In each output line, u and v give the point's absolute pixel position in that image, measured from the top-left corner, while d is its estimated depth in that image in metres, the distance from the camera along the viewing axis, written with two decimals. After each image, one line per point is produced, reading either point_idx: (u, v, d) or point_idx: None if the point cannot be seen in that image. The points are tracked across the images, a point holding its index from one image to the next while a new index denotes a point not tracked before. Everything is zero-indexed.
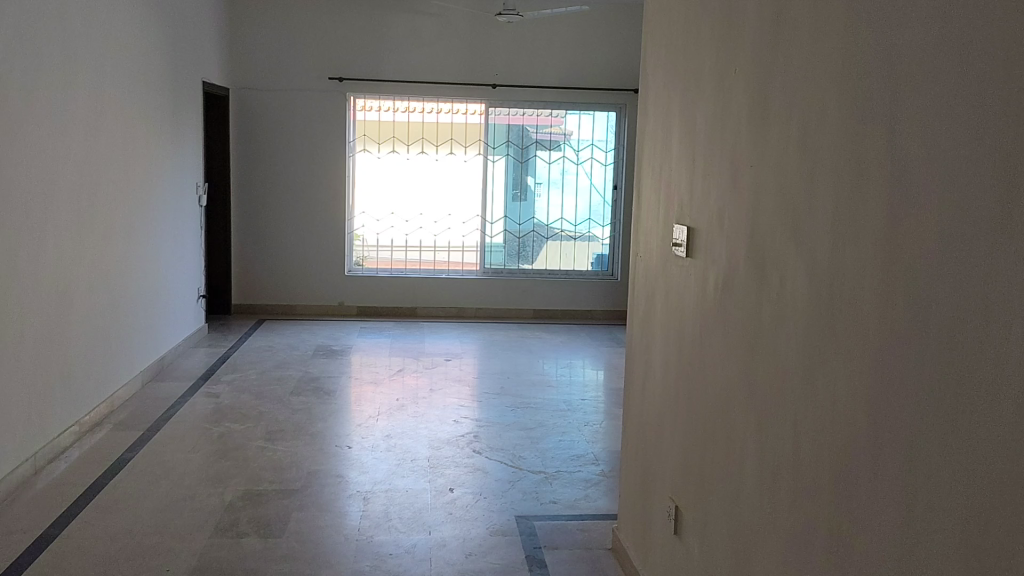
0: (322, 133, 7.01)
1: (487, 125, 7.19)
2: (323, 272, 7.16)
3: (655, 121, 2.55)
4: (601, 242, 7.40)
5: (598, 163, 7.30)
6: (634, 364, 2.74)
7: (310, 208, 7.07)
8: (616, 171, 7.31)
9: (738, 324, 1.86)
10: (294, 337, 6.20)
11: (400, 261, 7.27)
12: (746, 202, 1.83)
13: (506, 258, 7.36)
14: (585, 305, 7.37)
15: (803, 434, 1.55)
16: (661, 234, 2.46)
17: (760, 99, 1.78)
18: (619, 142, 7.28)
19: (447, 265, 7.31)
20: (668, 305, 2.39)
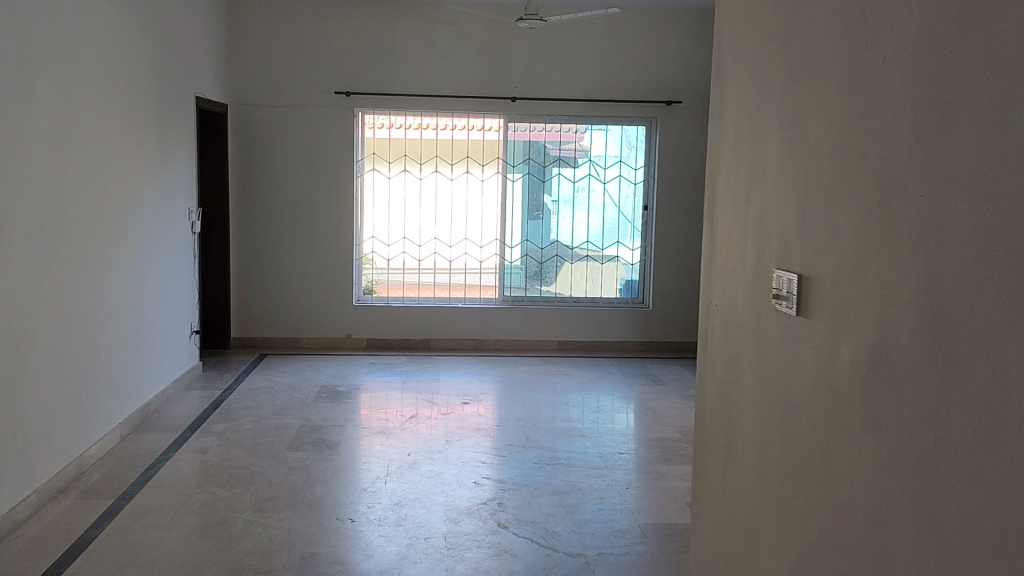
0: (327, 152, 6.47)
1: (506, 141, 6.64)
2: (329, 303, 6.59)
3: (737, 134, 1.99)
4: (630, 268, 6.80)
5: (625, 182, 6.72)
6: (709, 443, 2.16)
7: (314, 232, 6.52)
8: (645, 190, 6.73)
9: (815, 371, 1.58)
10: (296, 376, 5.63)
11: (413, 289, 6.71)
12: (816, 226, 1.58)
13: (527, 285, 6.77)
14: (613, 336, 6.74)
15: (811, 447, 1.59)
16: (751, 278, 1.89)
17: (818, 113, 1.59)
18: (649, 159, 6.70)
19: (463, 293, 6.73)
20: (763, 376, 1.81)
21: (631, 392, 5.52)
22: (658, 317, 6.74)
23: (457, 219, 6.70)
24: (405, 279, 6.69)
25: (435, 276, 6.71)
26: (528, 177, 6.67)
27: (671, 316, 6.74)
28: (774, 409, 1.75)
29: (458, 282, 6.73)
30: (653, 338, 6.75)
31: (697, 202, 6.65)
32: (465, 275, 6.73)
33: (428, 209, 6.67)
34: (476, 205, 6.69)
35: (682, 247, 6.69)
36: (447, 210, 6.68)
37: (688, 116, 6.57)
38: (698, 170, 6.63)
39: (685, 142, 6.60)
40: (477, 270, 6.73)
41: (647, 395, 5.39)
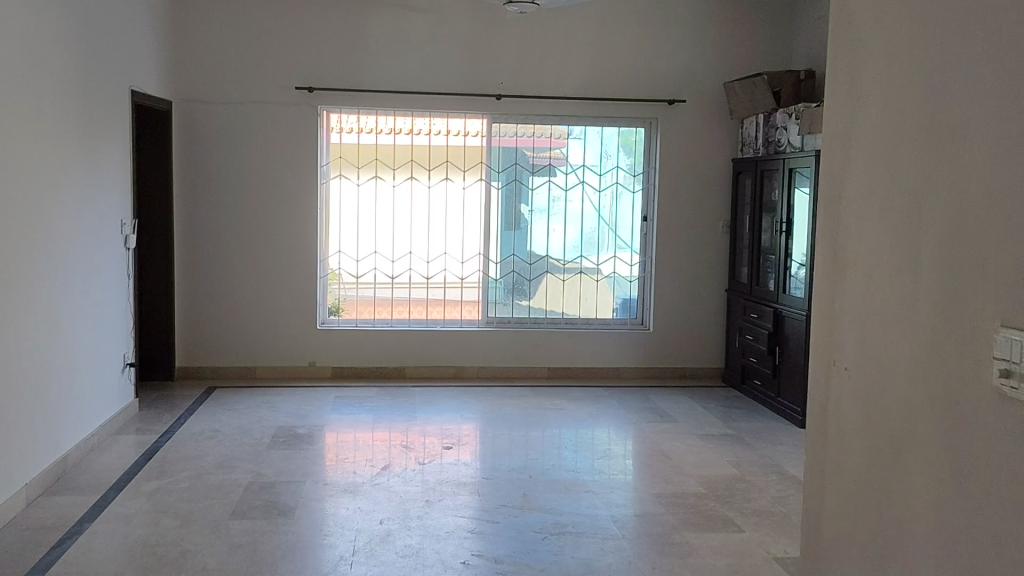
0: (287, 157, 5.72)
1: (490, 145, 5.92)
2: (289, 327, 5.82)
3: (901, 127, 1.58)
4: (628, 285, 6.10)
5: (623, 189, 6.03)
6: (852, 526, 1.73)
7: (273, 247, 5.76)
8: (645, 199, 6.05)
9: (946, 388, 1.43)
10: (247, 415, 4.84)
11: (386, 310, 5.95)
12: (951, 231, 1.42)
13: (514, 306, 6.04)
14: (609, 362, 6.02)
15: (933, 465, 1.46)
16: (937, 317, 1.46)
17: (970, 104, 1.38)
18: (649, 164, 6.01)
19: (442, 315, 5.99)
20: (943, 436, 1.44)
21: (637, 431, 4.78)
22: (660, 341, 6.02)
23: (436, 232, 5.96)
24: (377, 299, 5.94)
25: (411, 296, 5.96)
26: (516, 184, 5.96)
27: (674, 340, 6.03)
28: (885, 419, 1.61)
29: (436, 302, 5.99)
30: (654, 364, 6.03)
31: (702, 212, 5.96)
32: (445, 293, 5.98)
33: (402, 221, 5.93)
34: (457, 216, 5.96)
35: (686, 262, 5.99)
36: (425, 222, 5.95)
37: (691, 116, 5.89)
38: (703, 176, 5.94)
39: (689, 145, 5.91)
40: (457, 289, 6.00)
41: (655, 435, 4.65)
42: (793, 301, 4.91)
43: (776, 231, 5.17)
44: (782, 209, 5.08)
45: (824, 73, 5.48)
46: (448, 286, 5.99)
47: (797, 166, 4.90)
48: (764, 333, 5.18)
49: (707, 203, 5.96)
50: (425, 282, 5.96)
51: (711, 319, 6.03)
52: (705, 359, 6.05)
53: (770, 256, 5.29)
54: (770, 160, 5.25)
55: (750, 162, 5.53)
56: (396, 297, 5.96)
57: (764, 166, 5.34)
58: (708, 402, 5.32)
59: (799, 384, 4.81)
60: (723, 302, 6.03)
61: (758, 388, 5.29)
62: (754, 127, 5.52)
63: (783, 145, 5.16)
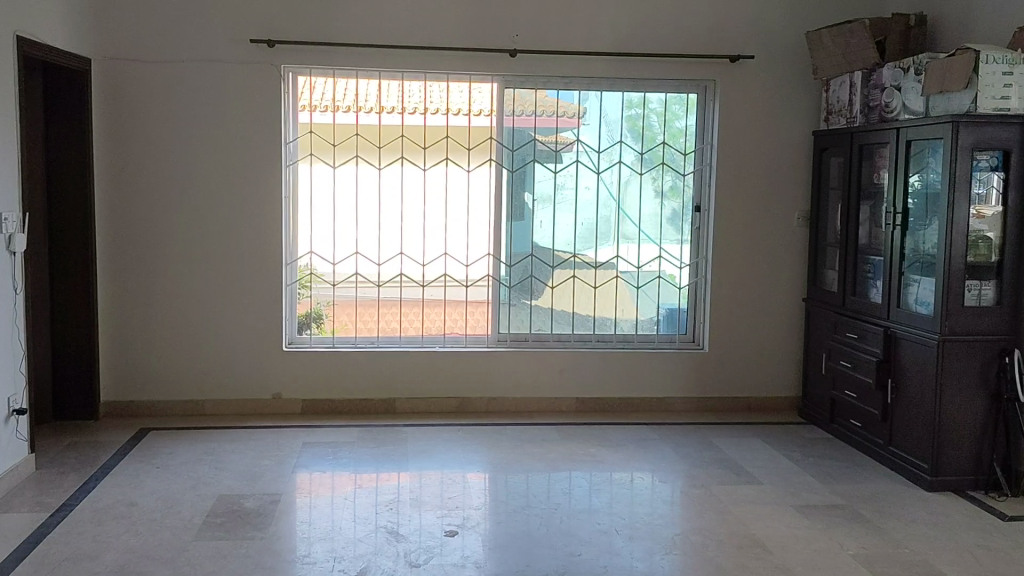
0: (242, 130, 4.45)
1: (503, 117, 4.65)
2: (246, 348, 4.55)
3: None
4: (676, 292, 4.83)
5: (663, 171, 4.74)
6: None
7: (225, 246, 4.49)
8: (686, 179, 4.76)
9: None
10: (178, 477, 3.57)
11: (371, 326, 4.70)
12: None
13: (532, 316, 4.78)
14: (654, 391, 4.75)
15: None
16: None
17: None
18: (702, 138, 4.75)
19: (442, 332, 4.74)
20: None
21: (707, 493, 3.52)
22: (719, 364, 4.76)
23: (435, 228, 4.69)
24: (361, 312, 4.68)
25: (403, 302, 4.70)
26: (536, 166, 4.70)
27: (735, 362, 4.77)
28: None
29: (435, 315, 4.73)
30: (710, 392, 4.77)
31: (772, 201, 4.70)
32: (445, 304, 4.72)
33: (391, 213, 4.66)
34: (459, 206, 4.69)
35: (751, 264, 4.73)
36: (421, 215, 4.68)
37: (759, 78, 4.63)
38: (773, 155, 4.68)
39: (757, 114, 4.65)
40: (461, 298, 4.73)
41: (735, 504, 3.39)
42: (916, 319, 3.67)
43: (885, 225, 3.94)
44: (897, 196, 3.83)
45: (940, 19, 4.21)
46: (450, 294, 4.72)
47: (921, 137, 3.67)
48: (870, 359, 3.96)
49: (780, 188, 4.70)
50: (421, 290, 4.70)
51: (781, 336, 4.78)
52: (774, 385, 4.80)
53: (876, 258, 4.05)
54: (875, 132, 4.01)
55: (844, 136, 4.29)
56: (384, 310, 4.70)
57: (865, 140, 4.10)
58: (791, 449, 4.06)
59: (926, 431, 3.62)
60: (797, 314, 4.78)
61: (862, 430, 4.07)
62: (847, 90, 4.26)
63: (895, 112, 3.92)
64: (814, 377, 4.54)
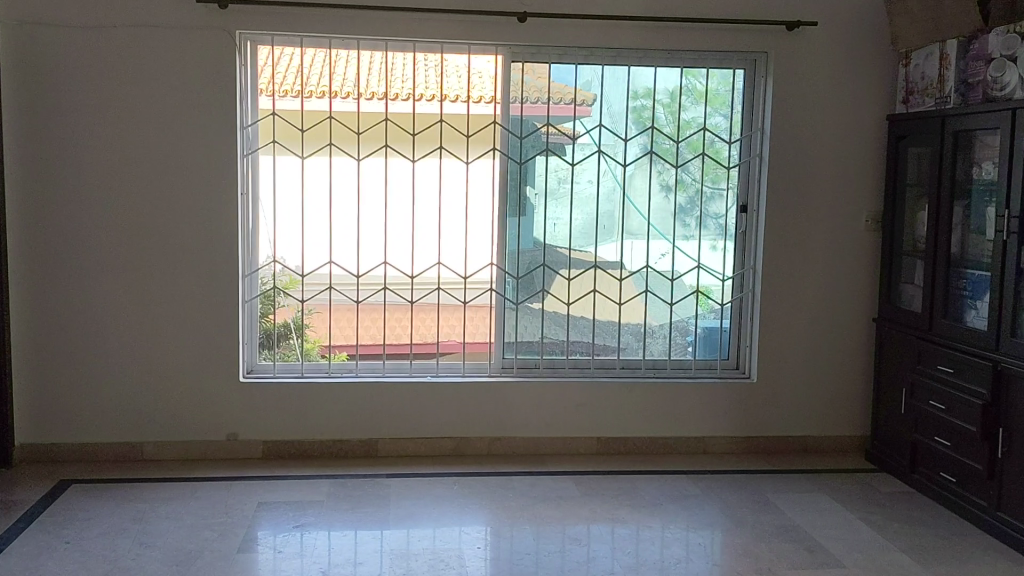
0: (189, 111, 3.62)
1: (508, 102, 3.83)
2: (196, 380, 3.73)
3: None
4: (718, 309, 4.03)
5: (680, 161, 3.92)
6: None
7: (169, 255, 3.66)
8: (704, 169, 3.93)
9: None
10: (88, 561, 2.75)
11: (350, 336, 3.88)
12: None
13: (545, 321, 3.97)
14: (692, 430, 3.94)
15: None
16: None
17: None
18: (730, 128, 3.93)
19: (439, 340, 3.91)
20: None
21: None
22: (768, 396, 3.96)
23: (424, 233, 3.87)
24: (337, 324, 3.86)
25: (387, 307, 3.87)
26: (549, 158, 3.88)
27: (788, 395, 3.97)
28: None
29: (427, 338, 3.91)
30: (757, 432, 3.97)
31: (832, 202, 3.91)
32: (439, 325, 3.91)
33: (374, 214, 3.84)
34: (457, 205, 3.87)
35: (808, 276, 3.94)
36: (407, 216, 3.86)
37: (821, 52, 3.83)
38: (835, 146, 3.89)
39: (817, 95, 3.85)
40: (458, 317, 3.92)
41: None
42: None
43: (993, 231, 3.12)
44: (1012, 195, 3.01)
45: None
46: (446, 312, 3.91)
47: None
48: (972, 402, 3.16)
49: (843, 185, 3.91)
50: (410, 307, 3.88)
51: (843, 363, 3.98)
52: (833, 422, 4.00)
53: (976, 272, 3.24)
54: (977, 113, 3.19)
55: (929, 121, 3.46)
56: (365, 332, 3.88)
57: (960, 124, 3.26)
58: (870, 512, 3.26)
59: None
60: (862, 337, 3.98)
61: (957, 488, 3.27)
62: (938, 62, 3.44)
63: (1007, 89, 3.12)
64: (888, 415, 3.73)
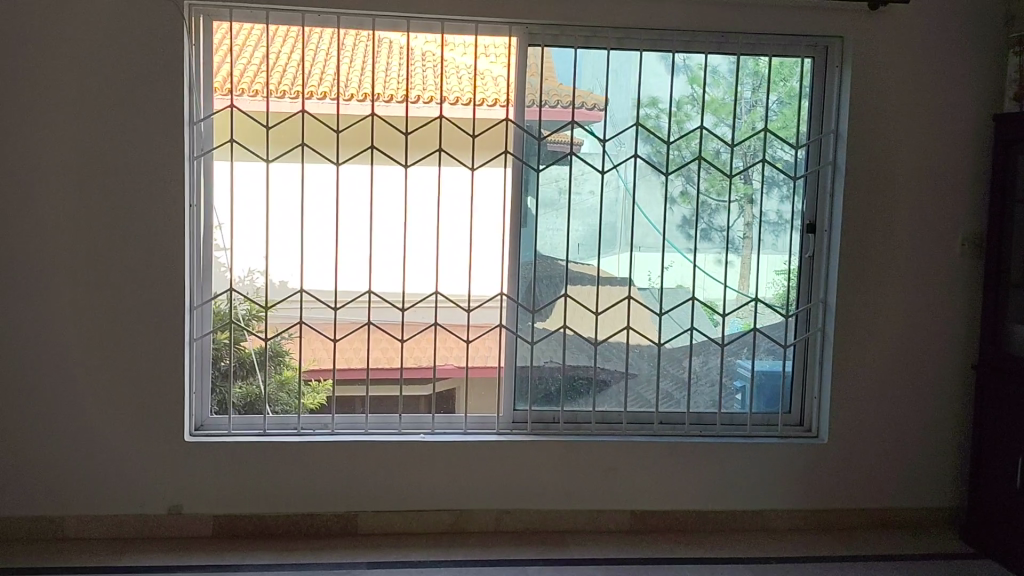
0: (124, 103, 2.88)
1: (522, 102, 3.10)
2: (132, 441, 2.97)
3: None
4: (778, 351, 3.29)
5: (680, 168, 3.18)
6: None
7: (99, 283, 2.92)
8: (714, 182, 3.19)
9: None
10: None
11: (325, 358, 3.13)
12: None
13: (568, 347, 3.21)
14: (745, 501, 3.21)
15: None
16: None
17: None
18: (736, 136, 3.18)
19: (435, 363, 3.15)
20: None
21: None
22: (839, 459, 3.24)
23: (416, 256, 3.13)
24: (306, 347, 3.11)
25: (374, 326, 3.11)
26: (574, 162, 3.14)
27: (861, 459, 3.25)
28: None
29: (421, 369, 3.17)
30: (824, 504, 3.24)
31: (919, 223, 3.20)
32: (437, 359, 3.16)
33: (358, 230, 3.10)
34: (460, 220, 3.14)
35: (891, 314, 3.22)
36: (396, 234, 3.12)
37: (910, 38, 3.13)
38: (923, 155, 3.18)
39: (905, 92, 3.15)
40: (462, 350, 3.16)
41: None
42: None
43: None
44: None
45: None
46: (447, 342, 3.16)
47: None
48: None
49: (932, 203, 3.20)
50: (401, 342, 3.13)
51: (928, 420, 3.26)
52: (915, 492, 3.28)
53: None
54: None
55: None
56: (343, 369, 3.14)
57: None
58: None
59: None
60: (951, 389, 3.26)
61: None
62: None
63: None
64: (994, 489, 3.00)
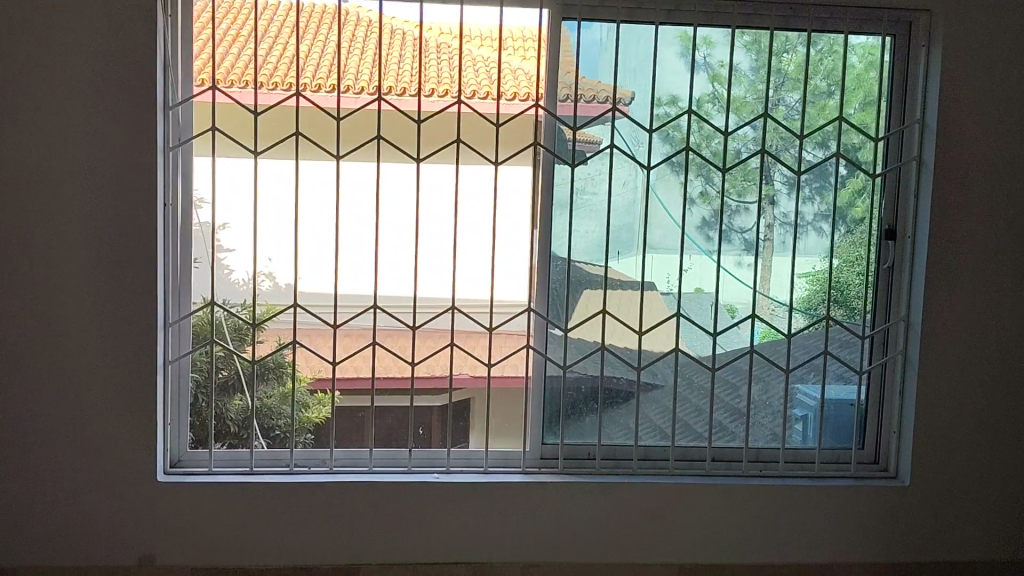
0: (87, 86, 2.44)
1: (554, 96, 2.66)
2: (98, 482, 2.54)
3: None
4: (849, 376, 2.84)
5: (697, 165, 2.73)
6: None
7: (60, 297, 2.49)
8: (778, 180, 2.75)
9: None
10: None
11: (322, 369, 2.68)
12: None
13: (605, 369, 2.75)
14: (813, 553, 2.75)
15: None
16: None
17: None
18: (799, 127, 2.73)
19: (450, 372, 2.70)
20: None
21: None
22: (924, 506, 2.77)
23: (429, 265, 2.69)
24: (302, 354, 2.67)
25: (379, 331, 2.66)
26: (614, 156, 2.69)
27: (948, 505, 2.77)
28: None
29: (435, 377, 2.71)
30: (904, 557, 2.78)
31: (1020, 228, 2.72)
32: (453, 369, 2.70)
33: (362, 233, 2.66)
34: (481, 223, 2.69)
35: (988, 337, 2.73)
36: (405, 239, 2.67)
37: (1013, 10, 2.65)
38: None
39: (1005, 73, 2.67)
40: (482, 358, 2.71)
41: None
42: None
43: None
44: None
45: None
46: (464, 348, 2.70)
47: None
48: None
49: None
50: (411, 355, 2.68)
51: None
52: (1011, 543, 2.81)
53: None
54: None
55: None
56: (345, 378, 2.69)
57: None
58: None
59: None
60: None
61: None
62: None
63: None
64: None
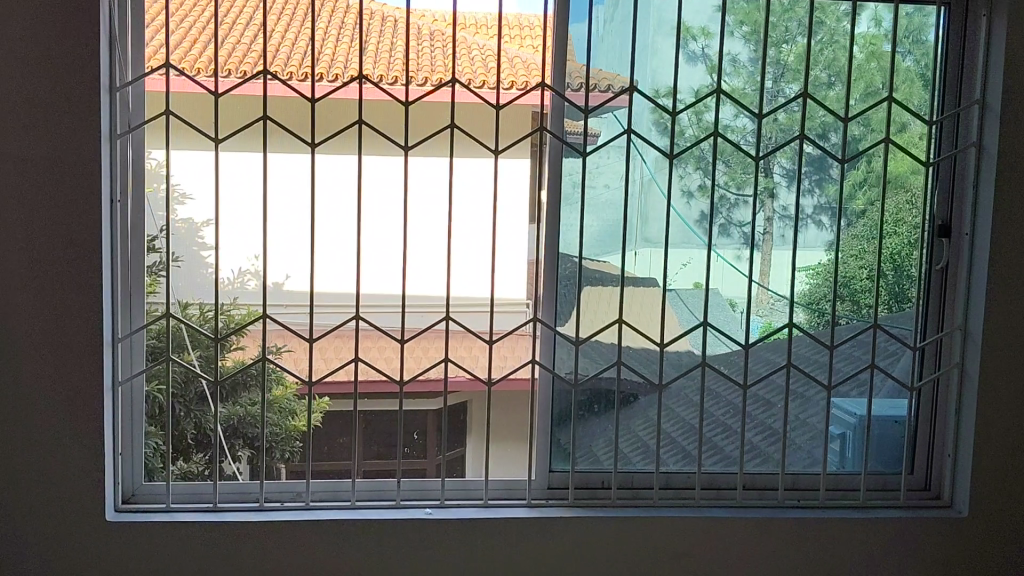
0: (20, 64, 2.09)
1: (562, 78, 2.32)
2: (40, 524, 2.19)
3: None
4: (897, 391, 2.52)
5: (695, 156, 2.39)
6: None
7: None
8: (817, 170, 2.42)
9: None
10: None
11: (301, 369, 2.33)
12: None
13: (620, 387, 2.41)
14: None
15: None
16: None
17: None
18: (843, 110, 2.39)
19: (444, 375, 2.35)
20: None
21: None
22: (985, 539, 2.44)
23: (420, 269, 2.35)
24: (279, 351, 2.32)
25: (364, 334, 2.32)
26: (632, 144, 2.35)
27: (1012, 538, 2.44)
28: None
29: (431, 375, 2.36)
30: None
31: None
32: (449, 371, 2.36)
33: (342, 233, 2.32)
34: (480, 221, 2.35)
35: None
36: (393, 238, 2.33)
37: None
38: None
39: None
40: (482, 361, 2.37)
41: None
42: None
43: None
44: None
45: None
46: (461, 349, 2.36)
47: None
48: None
49: None
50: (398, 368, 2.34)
51: None
52: None
53: None
54: None
55: None
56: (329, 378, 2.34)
57: None
58: None
59: None
60: None
61: None
62: None
63: None
64: None
